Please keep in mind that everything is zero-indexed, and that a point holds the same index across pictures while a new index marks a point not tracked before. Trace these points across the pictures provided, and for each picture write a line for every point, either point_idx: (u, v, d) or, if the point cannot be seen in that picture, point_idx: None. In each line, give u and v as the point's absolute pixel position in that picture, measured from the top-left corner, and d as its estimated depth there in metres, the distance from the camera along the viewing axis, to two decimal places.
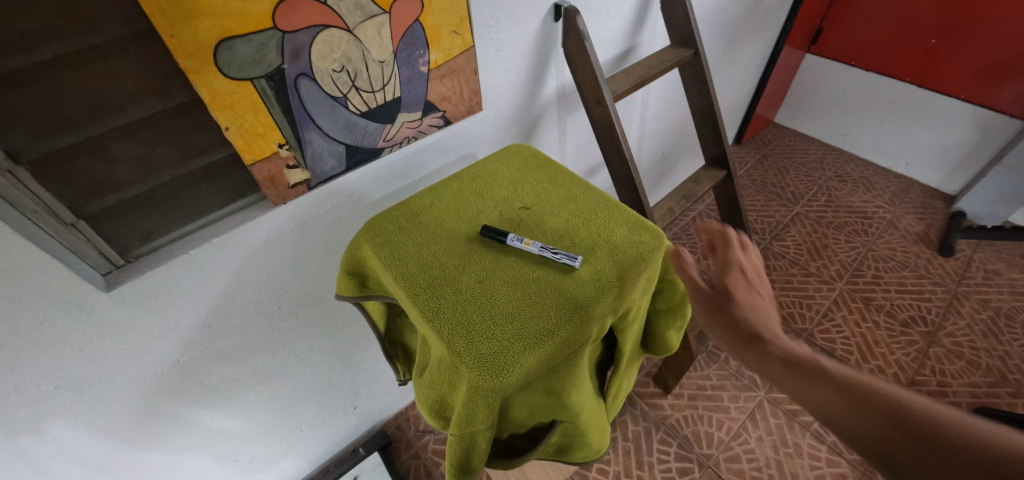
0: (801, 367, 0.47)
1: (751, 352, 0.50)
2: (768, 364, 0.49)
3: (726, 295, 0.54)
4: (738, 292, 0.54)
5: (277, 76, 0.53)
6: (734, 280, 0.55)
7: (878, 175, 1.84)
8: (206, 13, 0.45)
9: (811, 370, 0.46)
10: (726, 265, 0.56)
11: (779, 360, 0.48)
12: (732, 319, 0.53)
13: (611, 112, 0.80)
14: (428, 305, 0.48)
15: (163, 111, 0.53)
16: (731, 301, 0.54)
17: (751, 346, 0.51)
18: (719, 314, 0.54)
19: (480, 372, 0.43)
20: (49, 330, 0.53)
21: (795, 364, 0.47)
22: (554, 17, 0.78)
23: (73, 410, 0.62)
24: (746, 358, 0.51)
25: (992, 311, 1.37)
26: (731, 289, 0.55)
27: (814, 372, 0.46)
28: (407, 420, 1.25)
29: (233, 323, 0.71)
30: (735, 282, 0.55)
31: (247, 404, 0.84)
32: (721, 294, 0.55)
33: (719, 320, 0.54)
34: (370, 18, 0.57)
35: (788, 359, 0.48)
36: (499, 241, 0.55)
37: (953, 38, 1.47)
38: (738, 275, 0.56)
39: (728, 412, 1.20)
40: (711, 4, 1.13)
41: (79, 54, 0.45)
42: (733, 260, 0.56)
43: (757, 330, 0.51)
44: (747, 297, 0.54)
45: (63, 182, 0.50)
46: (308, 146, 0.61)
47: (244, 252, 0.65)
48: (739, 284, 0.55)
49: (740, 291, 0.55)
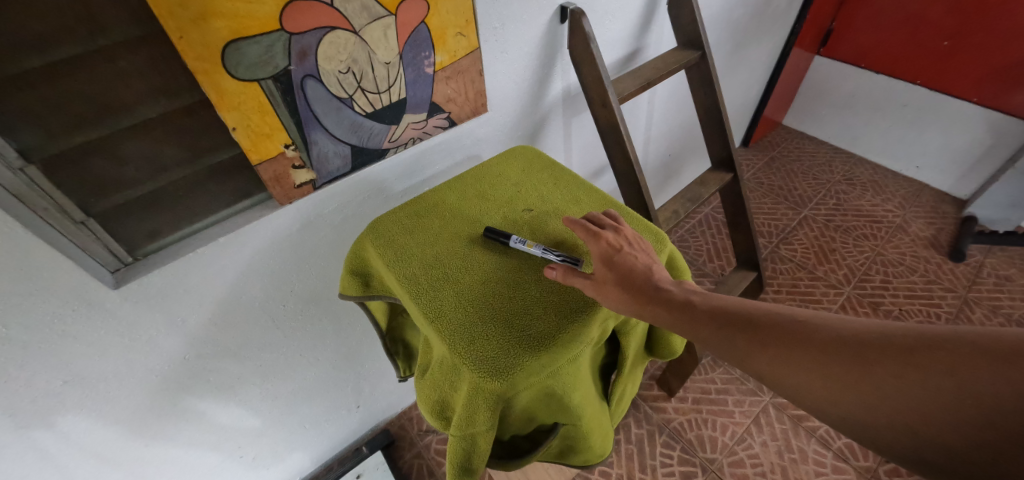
0: (779, 336, 0.41)
1: (725, 333, 0.43)
2: (734, 346, 0.43)
3: (633, 286, 0.47)
4: (643, 270, 0.49)
5: (284, 77, 0.54)
6: (625, 263, 0.49)
7: (888, 178, 1.82)
8: (215, 15, 0.46)
9: (791, 334, 0.40)
10: (604, 257, 0.49)
11: (754, 340, 0.42)
12: (685, 309, 0.46)
13: (617, 113, 0.80)
14: (430, 306, 0.49)
15: (172, 112, 0.54)
16: (639, 282, 0.48)
17: (714, 328, 0.44)
18: (653, 305, 0.46)
19: (481, 373, 0.43)
20: (59, 326, 0.54)
21: (770, 338, 0.41)
22: (560, 19, 0.78)
23: (80, 405, 0.63)
24: (712, 340, 0.44)
25: (1004, 317, 1.35)
26: (619, 263, 0.49)
27: (792, 338, 0.40)
28: (409, 420, 1.25)
29: (239, 321, 0.72)
30: (657, 269, 0.50)
31: (251, 401, 0.85)
32: (654, 290, 0.47)
33: (658, 311, 0.46)
34: (376, 19, 0.57)
35: (761, 331, 0.42)
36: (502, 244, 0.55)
37: (966, 41, 1.45)
38: (625, 254, 0.50)
39: (733, 417, 1.19)
40: (719, 6, 1.12)
41: (90, 55, 0.46)
42: (608, 250, 0.50)
43: (717, 311, 0.45)
44: (642, 267, 0.49)
45: (74, 180, 0.51)
46: (313, 147, 0.62)
47: (249, 251, 0.66)
48: (632, 260, 0.49)
49: (652, 268, 0.49)
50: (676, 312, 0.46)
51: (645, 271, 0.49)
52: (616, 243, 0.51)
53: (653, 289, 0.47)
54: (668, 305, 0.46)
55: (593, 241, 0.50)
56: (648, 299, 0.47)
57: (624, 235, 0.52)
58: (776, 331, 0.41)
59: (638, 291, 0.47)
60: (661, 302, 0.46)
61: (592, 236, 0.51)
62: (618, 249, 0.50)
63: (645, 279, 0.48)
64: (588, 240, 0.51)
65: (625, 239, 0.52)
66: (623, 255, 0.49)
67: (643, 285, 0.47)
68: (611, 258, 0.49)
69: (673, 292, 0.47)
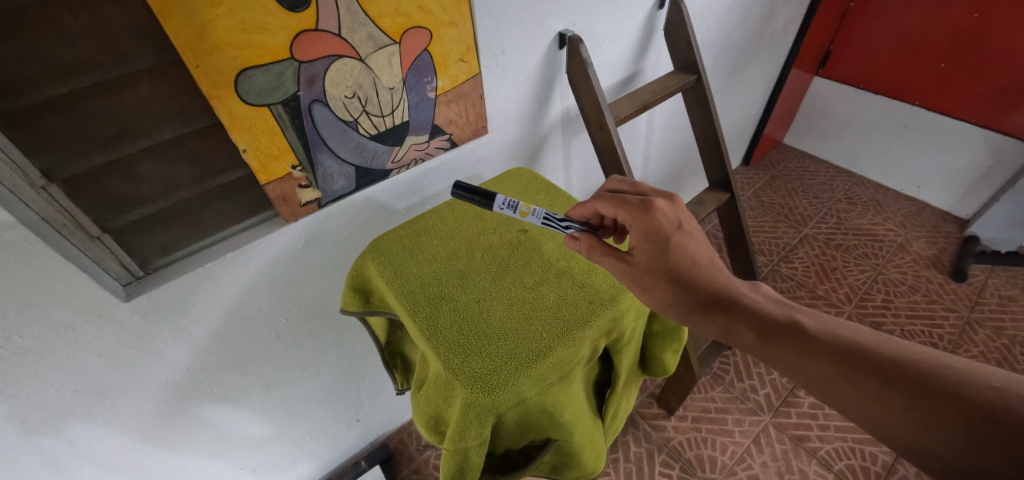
0: (866, 365, 0.40)
1: (805, 358, 0.43)
2: (813, 371, 0.43)
3: (674, 273, 0.51)
4: (704, 266, 0.52)
5: (292, 102, 0.57)
6: (678, 244, 0.52)
7: (889, 198, 1.82)
8: (229, 46, 0.49)
9: (877, 365, 0.40)
10: (646, 231, 0.53)
11: (837, 366, 0.41)
12: (769, 330, 0.46)
13: (613, 135, 0.82)
14: (426, 323, 0.50)
15: (186, 134, 0.56)
16: (689, 272, 0.51)
17: (795, 351, 0.44)
18: (735, 321, 0.48)
19: (472, 388, 0.44)
20: (71, 337, 0.57)
21: (856, 365, 0.41)
22: (558, 45, 0.81)
23: (89, 414, 0.65)
24: (791, 361, 0.44)
25: (1007, 339, 1.34)
26: (671, 243, 0.52)
27: (879, 371, 0.39)
28: (409, 435, 1.25)
29: (243, 334, 0.74)
30: (734, 281, 0.52)
31: (253, 413, 0.86)
32: (727, 303, 0.50)
33: (740, 328, 0.48)
34: (381, 48, 0.60)
35: (846, 358, 0.41)
36: (482, 203, 0.55)
37: (963, 63, 1.47)
38: (680, 235, 0.53)
39: (733, 436, 1.19)
40: (716, 30, 1.15)
41: (111, 82, 0.49)
42: (670, 228, 0.53)
43: (804, 332, 0.45)
44: (695, 254, 0.52)
45: (91, 199, 0.53)
46: (319, 168, 0.65)
47: (255, 266, 0.68)
48: (687, 242, 0.52)
49: (722, 275, 0.52)
50: (758, 333, 0.47)
51: (708, 270, 0.52)
52: (673, 221, 0.54)
53: (734, 305, 0.49)
54: (751, 323, 0.47)
55: (643, 213, 0.54)
56: (729, 315, 0.49)
57: (680, 213, 0.55)
58: (863, 361, 0.41)
59: (700, 292, 0.50)
60: (743, 319, 0.48)
61: (647, 209, 0.54)
62: (675, 228, 0.53)
63: (722, 292, 0.50)
64: (635, 211, 0.54)
65: (681, 216, 0.55)
66: (678, 236, 0.53)
67: (700, 283, 0.51)
68: (660, 234, 0.52)
69: (762, 311, 0.48)
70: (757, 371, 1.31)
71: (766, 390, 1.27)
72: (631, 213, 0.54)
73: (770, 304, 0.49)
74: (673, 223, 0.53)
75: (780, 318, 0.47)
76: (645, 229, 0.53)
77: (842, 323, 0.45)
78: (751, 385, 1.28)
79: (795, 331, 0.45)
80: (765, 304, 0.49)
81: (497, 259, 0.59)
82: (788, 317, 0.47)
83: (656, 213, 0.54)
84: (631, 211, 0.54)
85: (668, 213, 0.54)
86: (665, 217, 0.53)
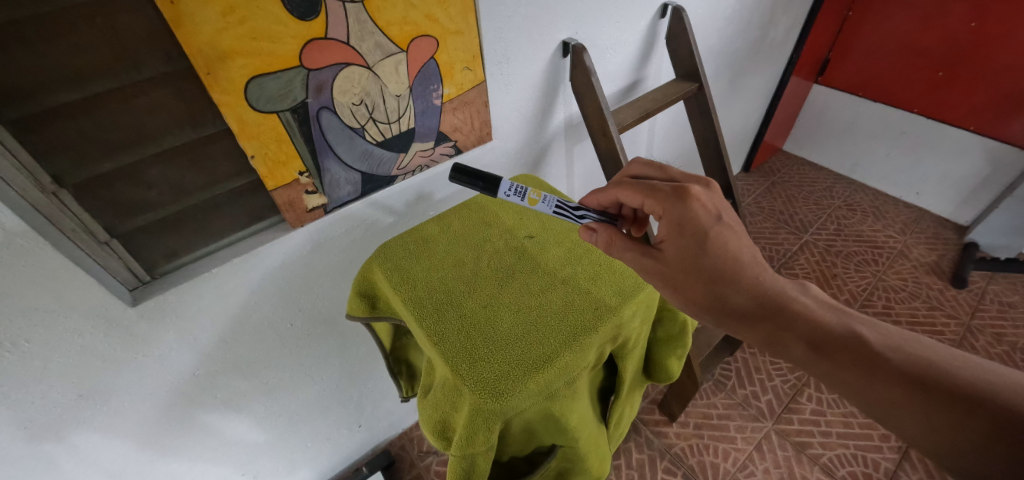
0: (927, 386, 0.41)
1: (862, 375, 0.44)
2: (869, 388, 0.43)
3: (710, 269, 0.52)
4: (746, 262, 0.52)
5: (301, 109, 0.57)
6: (717, 238, 0.52)
7: (888, 204, 1.83)
8: (240, 54, 0.50)
9: (937, 386, 0.41)
10: (681, 223, 0.53)
11: (897, 385, 0.42)
12: (824, 343, 0.46)
13: (617, 142, 0.83)
14: (433, 329, 0.51)
15: (195, 141, 0.57)
16: (729, 269, 0.52)
17: (851, 367, 0.44)
18: (785, 329, 0.48)
19: (480, 394, 0.44)
20: (77, 342, 0.57)
21: (916, 385, 0.41)
22: (562, 53, 0.82)
23: (93, 419, 0.65)
24: (848, 379, 0.44)
25: (1008, 345, 1.35)
26: (709, 237, 0.52)
27: (940, 393, 0.40)
28: (410, 441, 1.25)
29: (248, 339, 0.74)
30: (780, 280, 0.52)
31: (255, 419, 0.86)
32: (774, 309, 0.50)
33: (793, 339, 0.48)
34: (388, 56, 0.61)
35: (906, 377, 0.42)
36: (486, 189, 0.57)
37: (960, 71, 1.49)
38: (719, 227, 0.52)
39: (735, 443, 1.18)
40: (717, 38, 1.17)
41: (123, 89, 0.49)
42: (709, 223, 0.52)
43: (866, 345, 0.45)
44: (734, 248, 0.52)
45: (101, 204, 0.54)
46: (326, 174, 0.65)
47: (261, 271, 0.68)
48: (725, 235, 0.52)
49: (767, 273, 0.52)
50: (811, 346, 0.47)
51: (750, 268, 0.52)
52: (711, 212, 0.53)
53: (784, 312, 0.49)
54: (803, 334, 0.47)
55: (678, 204, 0.53)
56: (778, 323, 0.49)
57: (717, 202, 0.54)
58: (924, 381, 0.41)
59: (744, 293, 0.51)
60: (794, 329, 0.48)
61: (682, 199, 0.53)
62: (714, 220, 0.53)
63: (770, 296, 0.51)
64: (669, 202, 0.54)
65: (718, 205, 0.54)
66: (717, 229, 0.52)
67: (742, 282, 0.51)
68: (696, 227, 0.52)
69: (816, 320, 0.48)
70: (759, 377, 1.31)
71: (767, 397, 1.27)
72: (664, 204, 0.54)
73: (823, 311, 0.49)
74: (711, 214, 0.53)
75: (836, 328, 0.47)
76: (680, 222, 0.53)
77: (902, 334, 0.45)
78: (753, 392, 1.28)
79: (853, 346, 0.45)
80: (817, 310, 0.49)
81: (503, 265, 0.59)
82: (843, 327, 0.47)
83: (693, 204, 0.53)
84: (664, 201, 0.54)
85: (705, 203, 0.53)
86: (702, 208, 0.53)
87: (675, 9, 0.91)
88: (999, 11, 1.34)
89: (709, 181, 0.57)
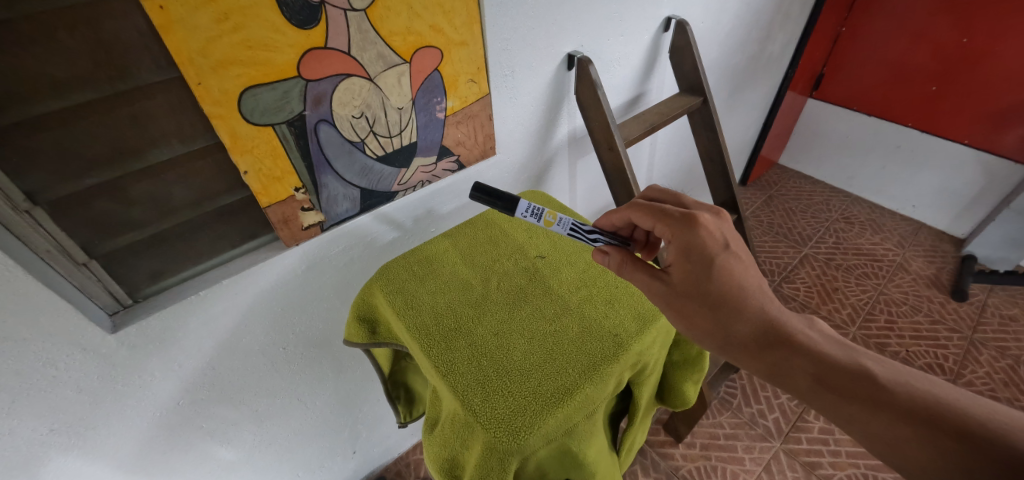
0: (933, 423, 0.38)
1: (867, 410, 0.41)
2: (874, 424, 0.40)
3: (719, 298, 0.49)
4: (751, 292, 0.49)
5: (298, 122, 0.54)
6: (723, 266, 0.49)
7: (885, 217, 1.84)
8: (233, 63, 0.47)
9: (946, 424, 0.38)
10: (689, 249, 0.50)
11: (902, 420, 0.39)
12: (827, 376, 0.44)
13: (623, 156, 0.81)
14: (442, 360, 0.48)
15: (184, 155, 0.53)
16: (735, 296, 0.49)
17: (855, 400, 0.41)
18: (787, 361, 0.46)
19: (495, 432, 0.42)
20: (50, 372, 0.52)
21: (925, 421, 0.38)
22: (567, 66, 0.80)
23: (65, 453, 0.60)
24: (852, 413, 0.41)
25: (1011, 359, 1.33)
26: (714, 264, 0.49)
27: (952, 433, 0.37)
28: (407, 465, 1.19)
29: (235, 365, 0.69)
30: (786, 311, 0.49)
31: (243, 447, 0.81)
32: (780, 339, 0.47)
33: (796, 371, 0.45)
34: (391, 67, 0.58)
35: (913, 414, 0.39)
36: (505, 208, 0.55)
37: (953, 85, 1.50)
38: (725, 256, 0.50)
39: (744, 464, 1.15)
40: (718, 52, 1.16)
41: (105, 100, 0.46)
42: (715, 250, 0.50)
43: (873, 380, 0.42)
44: (740, 276, 0.50)
45: (79, 222, 0.50)
46: (323, 190, 0.62)
47: (253, 292, 0.65)
48: (733, 265, 0.50)
49: (772, 302, 0.49)
50: (814, 379, 0.44)
51: (756, 296, 0.49)
52: (719, 239, 0.50)
53: (789, 343, 0.47)
54: (807, 367, 0.45)
55: (686, 231, 0.50)
56: (780, 353, 0.46)
57: (726, 230, 0.52)
58: (932, 418, 0.38)
59: (751, 321, 0.48)
60: (798, 360, 0.45)
61: (691, 225, 0.50)
62: (721, 248, 0.50)
63: (775, 326, 0.48)
64: (677, 227, 0.51)
65: (726, 234, 0.51)
66: (725, 258, 0.50)
67: (745, 309, 0.49)
68: (703, 254, 0.50)
69: (822, 353, 0.45)
70: (765, 395, 1.28)
71: (775, 415, 1.24)
72: (672, 229, 0.51)
73: (829, 344, 0.46)
74: (718, 242, 0.50)
75: (842, 361, 0.44)
76: (687, 248, 0.50)
77: (910, 371, 0.42)
78: (759, 410, 1.25)
79: (859, 380, 0.43)
80: (823, 343, 0.46)
81: (515, 288, 0.57)
82: (850, 360, 0.45)
83: (702, 231, 0.50)
84: (674, 226, 0.51)
85: (713, 231, 0.51)
86: (710, 236, 0.50)
87: (679, 23, 0.91)
88: (989, 27, 1.37)
89: (720, 209, 0.54)
